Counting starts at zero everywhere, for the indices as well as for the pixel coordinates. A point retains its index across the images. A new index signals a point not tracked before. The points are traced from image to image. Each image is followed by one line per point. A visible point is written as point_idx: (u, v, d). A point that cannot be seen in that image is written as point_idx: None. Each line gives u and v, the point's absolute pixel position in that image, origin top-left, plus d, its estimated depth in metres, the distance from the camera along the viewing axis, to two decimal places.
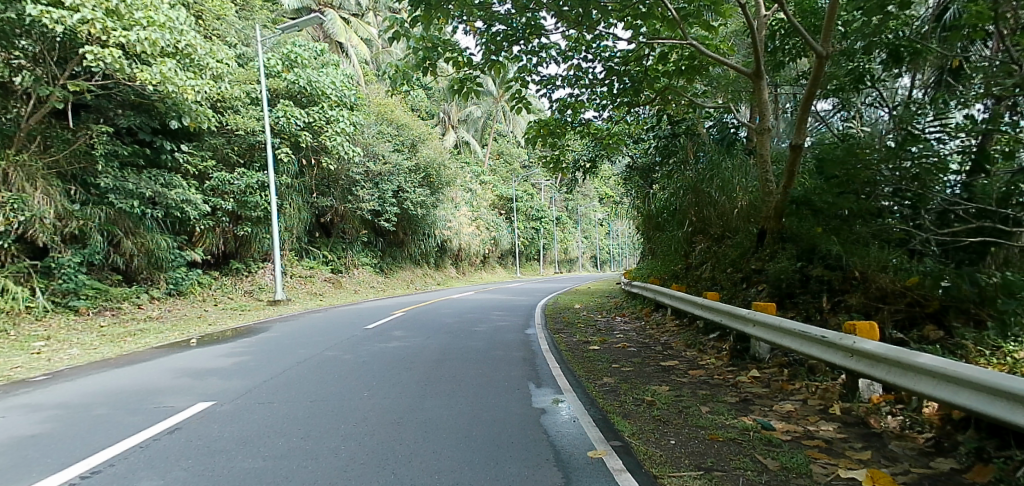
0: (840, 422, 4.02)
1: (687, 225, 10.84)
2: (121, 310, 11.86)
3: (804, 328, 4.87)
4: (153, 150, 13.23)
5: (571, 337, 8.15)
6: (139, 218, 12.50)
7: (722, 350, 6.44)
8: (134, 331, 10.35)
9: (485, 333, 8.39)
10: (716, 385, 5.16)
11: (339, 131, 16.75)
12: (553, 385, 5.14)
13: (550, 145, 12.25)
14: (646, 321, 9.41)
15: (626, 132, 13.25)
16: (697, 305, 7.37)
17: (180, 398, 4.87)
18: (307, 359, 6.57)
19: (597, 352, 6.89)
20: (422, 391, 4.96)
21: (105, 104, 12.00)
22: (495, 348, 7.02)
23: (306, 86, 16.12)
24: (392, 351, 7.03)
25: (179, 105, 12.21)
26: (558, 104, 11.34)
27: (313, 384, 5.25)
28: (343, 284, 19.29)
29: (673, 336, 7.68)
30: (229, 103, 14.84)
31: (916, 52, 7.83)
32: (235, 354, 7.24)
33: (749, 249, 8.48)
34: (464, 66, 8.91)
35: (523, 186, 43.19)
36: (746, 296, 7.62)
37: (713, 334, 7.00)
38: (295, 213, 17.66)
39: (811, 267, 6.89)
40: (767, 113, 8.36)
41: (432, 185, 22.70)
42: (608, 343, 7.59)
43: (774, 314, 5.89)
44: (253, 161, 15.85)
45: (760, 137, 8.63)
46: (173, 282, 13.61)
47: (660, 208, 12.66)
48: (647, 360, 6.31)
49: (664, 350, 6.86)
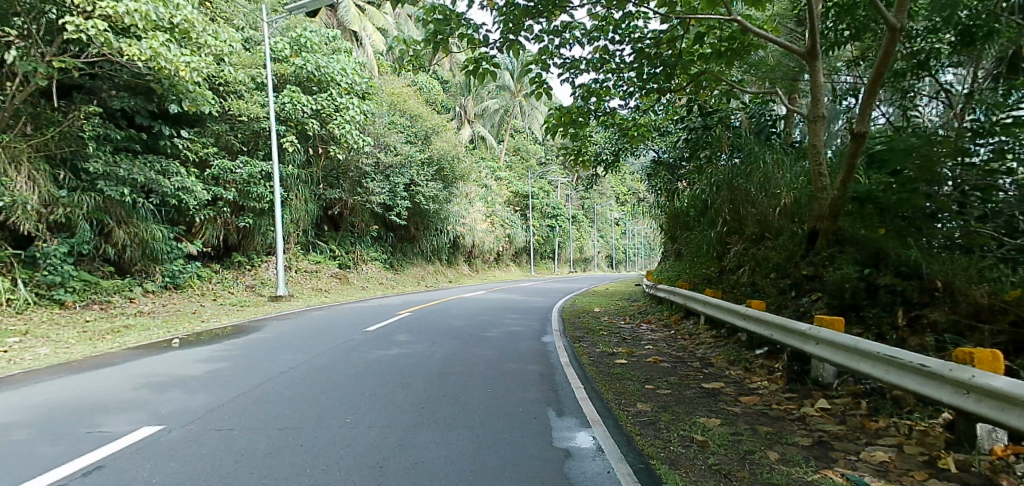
0: (959, 483, 3.07)
1: (721, 224, 9.84)
2: (110, 304, 11.18)
3: (893, 353, 3.90)
4: (151, 136, 12.61)
5: (593, 347, 7.24)
6: (133, 206, 11.82)
7: (774, 372, 5.47)
8: (119, 327, 9.62)
9: (497, 340, 7.51)
10: (778, 420, 4.21)
11: (350, 119, 15.87)
12: (578, 414, 4.23)
13: (572, 136, 11.31)
14: (676, 330, 8.44)
15: (654, 123, 12.25)
16: (742, 316, 6.40)
17: (125, 419, 4.05)
18: (292, 369, 5.74)
19: (626, 367, 5.98)
20: (417, 421, 4.06)
21: (98, 84, 11.26)
22: (506, 361, 6.11)
23: (314, 72, 15.27)
24: (391, 361, 6.18)
25: (175, 87, 11.43)
26: (582, 91, 10.34)
27: (288, 406, 4.41)
28: (350, 280, 18.53)
29: (711, 351, 6.73)
30: (232, 88, 14.08)
31: (992, 33, 6.73)
32: (214, 359, 6.41)
33: (797, 251, 7.48)
34: (481, 45, 7.90)
35: (539, 183, 42.16)
36: (797, 305, 6.62)
37: (760, 350, 6.03)
38: (301, 205, 16.93)
39: (879, 275, 5.88)
40: (822, 98, 7.37)
41: (444, 179, 21.81)
42: (636, 355, 6.66)
43: (842, 332, 4.90)
44: (257, 149, 15.07)
45: (813, 125, 7.58)
46: (170, 275, 12.94)
47: (690, 206, 11.66)
48: (686, 380, 5.37)
49: (705, 368, 5.91)
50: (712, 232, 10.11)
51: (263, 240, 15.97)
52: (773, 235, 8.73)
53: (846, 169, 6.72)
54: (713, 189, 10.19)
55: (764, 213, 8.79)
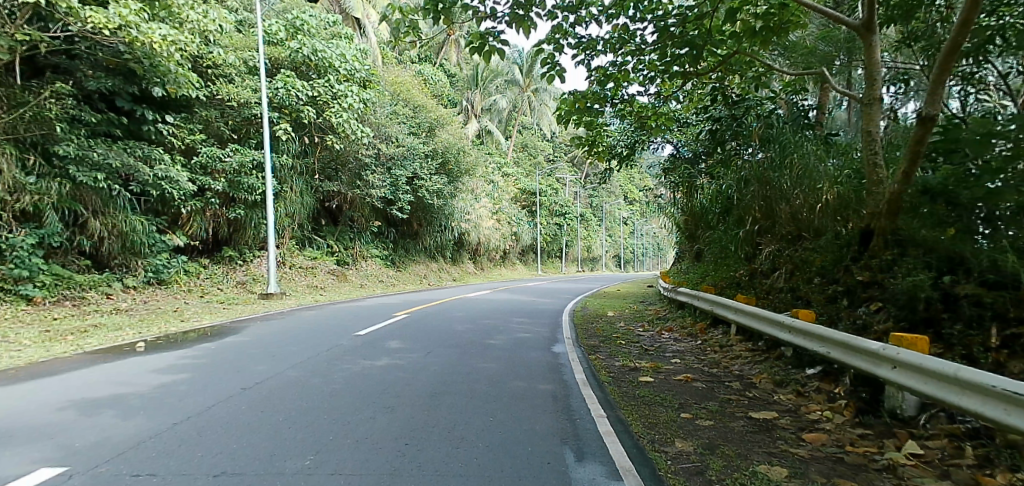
0: None
1: (750, 222, 8.84)
2: (84, 300, 10.40)
3: (1015, 387, 2.95)
4: (132, 120, 11.85)
5: (612, 359, 6.33)
6: (110, 196, 11.01)
7: (835, 400, 4.53)
8: (87, 326, 8.76)
9: (501, 349, 6.61)
10: (860, 470, 3.30)
11: (347, 106, 14.90)
12: (603, 459, 3.32)
13: (586, 125, 10.35)
14: (703, 340, 7.51)
15: (675, 113, 11.29)
16: (788, 328, 5.48)
17: (23, 456, 3.17)
18: (258, 385, 4.85)
19: (654, 387, 5.06)
20: (396, 465, 3.17)
21: (74, 64, 10.44)
22: (512, 377, 5.20)
23: (310, 56, 14.37)
24: (378, 375, 5.29)
25: (157, 67, 10.72)
26: (597, 75, 9.33)
27: (236, 440, 3.50)
28: (348, 277, 17.67)
29: (752, 368, 5.78)
30: (223, 71, 13.20)
31: None
32: (173, 368, 5.52)
33: (849, 254, 6.52)
34: (487, 18, 6.87)
35: (547, 180, 41.18)
36: (852, 316, 5.67)
37: (814, 370, 5.10)
38: (296, 198, 16.05)
39: (959, 283, 4.93)
40: (878, 78, 6.43)
41: (449, 173, 20.89)
42: (663, 372, 5.71)
43: (927, 353, 3.96)
44: (249, 137, 14.21)
45: (867, 109, 6.58)
46: (153, 270, 12.13)
47: (714, 201, 10.68)
48: (729, 408, 4.43)
49: (748, 391, 4.98)
50: (740, 231, 9.10)
51: (256, 234, 15.12)
52: (812, 235, 7.74)
53: (909, 158, 5.77)
54: (742, 183, 9.20)
55: (803, 211, 7.82)
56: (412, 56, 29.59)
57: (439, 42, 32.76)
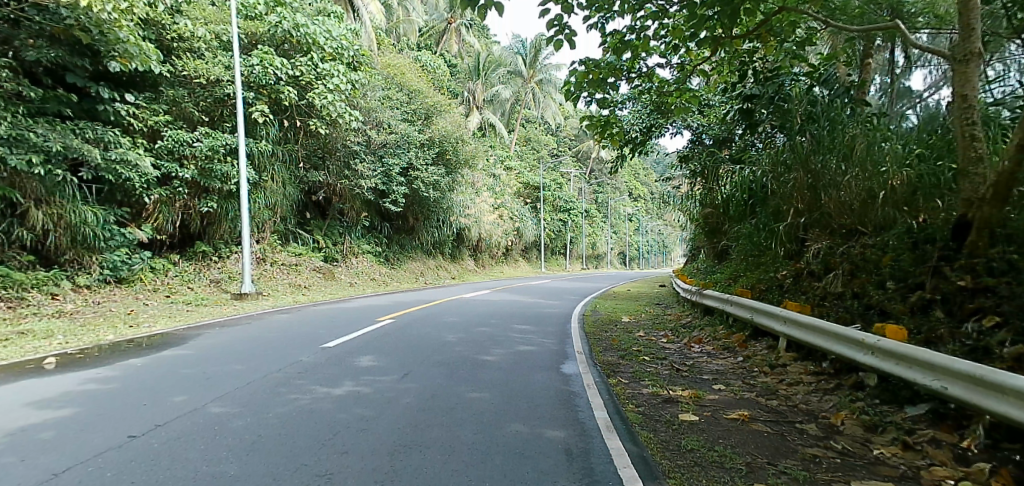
0: None
1: (792, 214, 7.33)
2: (22, 302, 9.10)
3: None
4: (86, 98, 10.54)
5: (637, 384, 4.97)
6: (57, 182, 9.70)
7: (969, 462, 3.18)
8: (10, 334, 7.42)
9: (497, 370, 5.28)
10: None
11: (333, 88, 13.49)
12: None
13: (597, 102, 8.91)
14: (744, 356, 6.15)
15: (699, 93, 9.90)
16: (871, 349, 4.10)
17: None
18: (155, 429, 3.51)
19: (703, 432, 3.71)
20: None
21: (15, 32, 9.19)
22: (511, 417, 3.86)
23: (291, 31, 12.99)
24: (330, 411, 3.95)
25: (106, 36, 9.39)
26: (612, 41, 7.91)
27: None
28: (336, 275, 16.33)
29: (825, 401, 4.40)
30: (190, 45, 11.92)
31: None
32: (58, 400, 4.16)
33: (936, 252, 5.15)
34: None
35: (552, 175, 39.77)
36: (957, 335, 4.32)
37: (924, 413, 3.71)
38: (278, 188, 14.77)
39: None
40: (976, 27, 5.01)
41: (447, 163, 19.50)
42: (708, 405, 4.37)
43: None
44: (222, 120, 12.75)
45: (963, 68, 5.10)
46: (111, 266, 10.84)
47: (740, 190, 9.28)
48: (819, 474, 3.08)
49: (835, 440, 3.63)
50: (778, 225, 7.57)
51: (233, 227, 13.79)
52: (873, 229, 6.31)
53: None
54: (779, 169, 7.78)
55: (860, 200, 6.38)
56: (410, 43, 28.23)
57: (440, 31, 31.40)
